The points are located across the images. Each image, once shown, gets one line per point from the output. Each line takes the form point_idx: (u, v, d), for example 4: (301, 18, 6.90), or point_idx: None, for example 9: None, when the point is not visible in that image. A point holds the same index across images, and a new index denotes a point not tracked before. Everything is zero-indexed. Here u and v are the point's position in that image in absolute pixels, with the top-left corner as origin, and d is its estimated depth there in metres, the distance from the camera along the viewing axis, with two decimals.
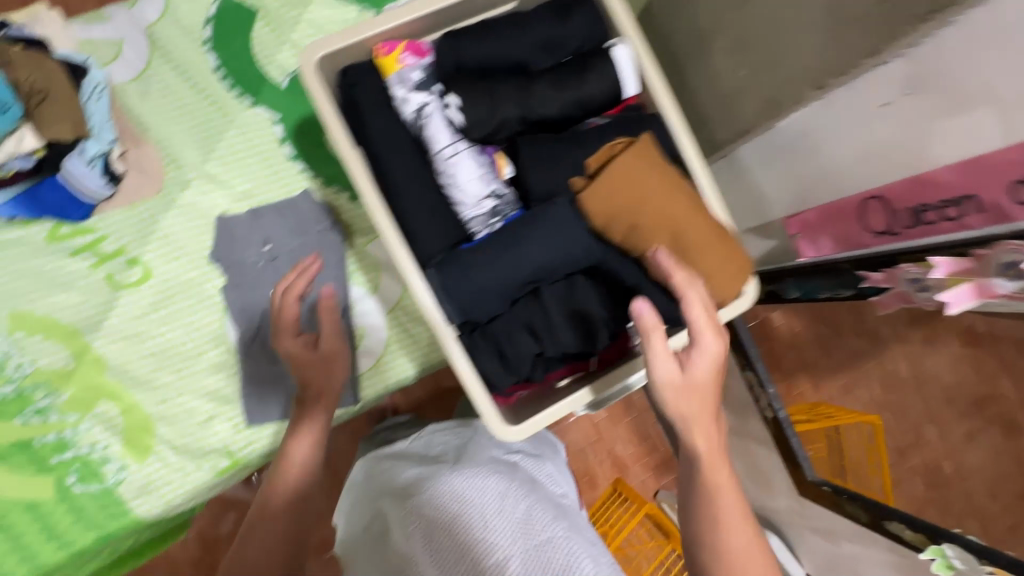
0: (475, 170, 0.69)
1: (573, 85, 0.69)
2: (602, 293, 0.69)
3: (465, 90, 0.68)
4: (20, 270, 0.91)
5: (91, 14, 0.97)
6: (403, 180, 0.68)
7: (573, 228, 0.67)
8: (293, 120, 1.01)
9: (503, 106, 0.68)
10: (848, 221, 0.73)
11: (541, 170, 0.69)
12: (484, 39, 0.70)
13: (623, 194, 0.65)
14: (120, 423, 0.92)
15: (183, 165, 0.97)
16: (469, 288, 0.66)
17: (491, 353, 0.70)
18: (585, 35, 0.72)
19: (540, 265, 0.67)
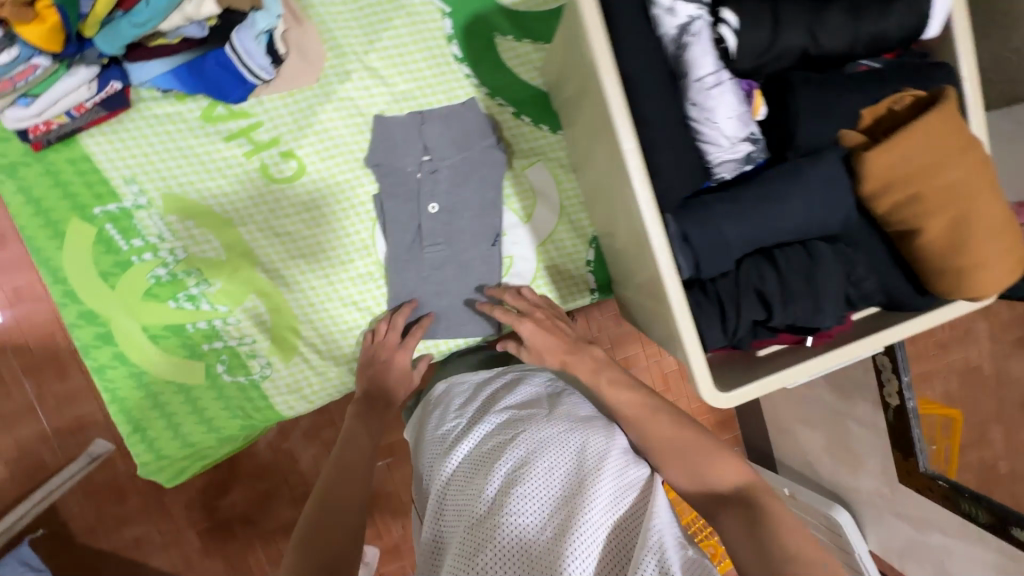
0: (737, 108, 0.59)
1: (875, 17, 0.57)
2: (849, 266, 0.62)
3: (747, 8, 0.57)
4: (175, 149, 0.86)
5: None
6: (652, 108, 0.59)
7: (841, 188, 0.59)
8: (464, 17, 0.90)
9: (787, 34, 0.57)
10: None
11: (809, 115, 0.60)
12: None
13: (916, 159, 0.56)
14: (267, 321, 0.90)
15: (344, 52, 0.87)
16: (709, 241, 0.60)
17: (711, 312, 0.64)
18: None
19: (792, 224, 0.60)
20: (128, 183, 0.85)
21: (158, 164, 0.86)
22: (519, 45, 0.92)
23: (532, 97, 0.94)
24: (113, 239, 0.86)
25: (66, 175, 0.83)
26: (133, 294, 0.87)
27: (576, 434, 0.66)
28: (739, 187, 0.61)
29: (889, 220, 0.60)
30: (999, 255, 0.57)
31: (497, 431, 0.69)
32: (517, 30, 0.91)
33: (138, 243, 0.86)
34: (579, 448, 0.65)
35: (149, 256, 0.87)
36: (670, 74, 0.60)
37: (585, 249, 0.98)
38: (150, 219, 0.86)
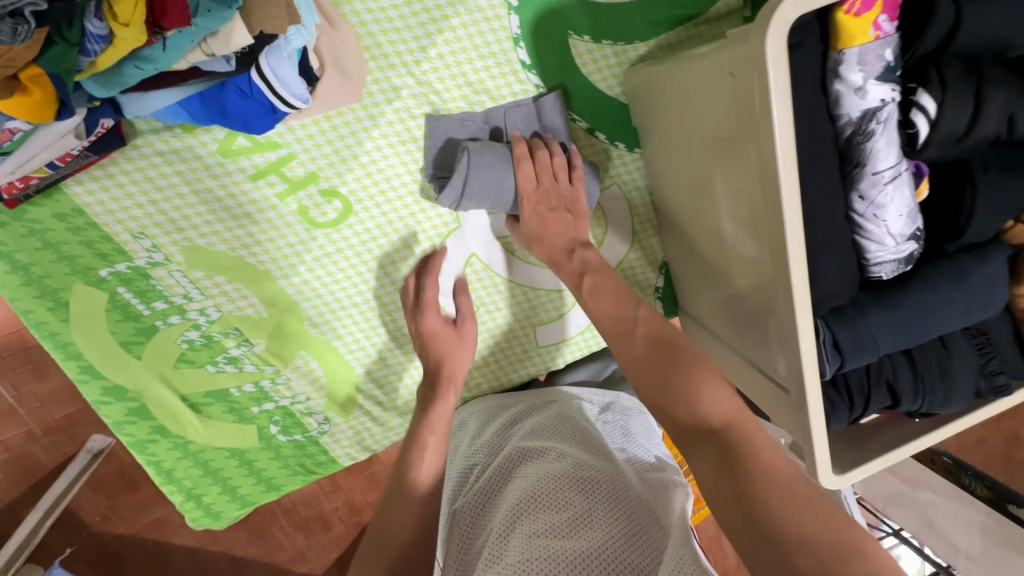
0: (909, 200, 0.52)
1: None
2: (984, 359, 0.61)
3: (951, 91, 0.48)
4: (189, 193, 0.70)
5: None
6: (818, 206, 0.52)
7: (1000, 292, 0.55)
8: (533, 9, 0.72)
9: (986, 123, 0.49)
10: None
11: (983, 212, 0.54)
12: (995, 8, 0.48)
13: None
14: (322, 377, 0.82)
15: (391, 64, 0.70)
16: (859, 348, 0.56)
17: (842, 409, 0.61)
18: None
19: (941, 330, 0.57)
20: (137, 239, 0.70)
21: (169, 211, 0.70)
22: (596, 47, 0.76)
23: (608, 110, 0.81)
24: (130, 303, 0.72)
25: (58, 233, 0.67)
26: (164, 361, 0.75)
27: (599, 465, 0.67)
28: (893, 290, 0.56)
29: None
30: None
31: (525, 459, 0.71)
32: (596, 28, 0.75)
33: (161, 306, 0.73)
34: (599, 474, 0.65)
35: (177, 319, 0.74)
36: (837, 157, 0.52)
37: (654, 276, 0.92)
38: (171, 277, 0.72)
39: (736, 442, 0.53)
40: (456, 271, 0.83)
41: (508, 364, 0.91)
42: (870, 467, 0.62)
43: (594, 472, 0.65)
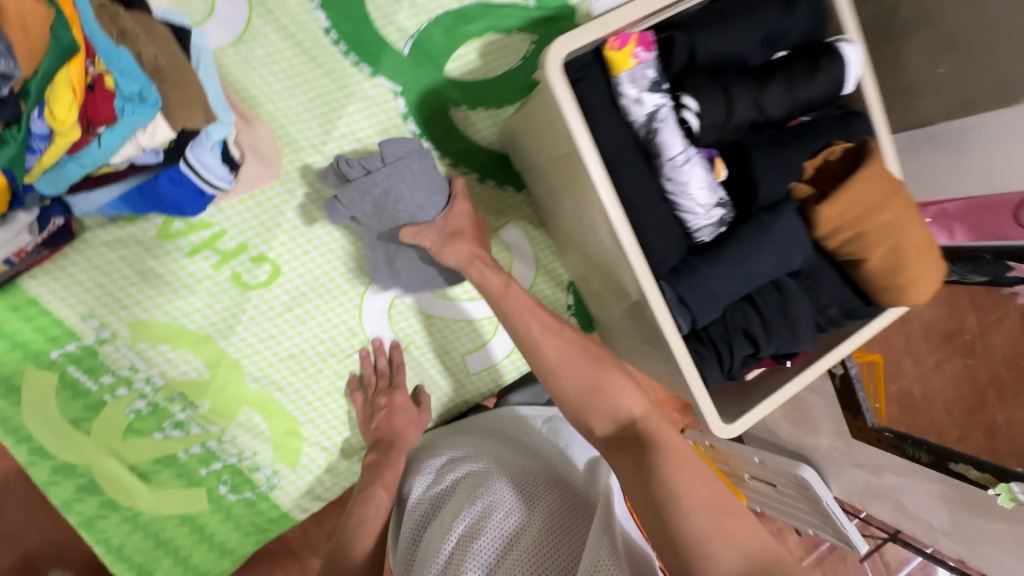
0: (707, 176, 0.66)
1: (806, 86, 0.67)
2: (813, 296, 0.72)
3: (704, 92, 0.64)
4: (132, 273, 0.80)
5: None
6: (629, 189, 0.67)
7: (801, 236, 0.68)
8: (414, 92, 0.91)
9: (739, 111, 0.65)
10: (1001, 216, 0.84)
11: (768, 176, 0.67)
12: (723, 30, 0.64)
13: (860, 204, 0.66)
14: (267, 429, 0.88)
15: (301, 147, 0.86)
16: (697, 300, 0.67)
17: (711, 359, 0.71)
18: (807, 26, 0.69)
19: (765, 275, 0.69)
20: (85, 320, 0.78)
21: (114, 292, 0.80)
22: (473, 114, 0.94)
23: (493, 160, 0.97)
24: (79, 381, 0.79)
25: (12, 324, 0.75)
26: (112, 434, 0.81)
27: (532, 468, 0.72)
28: (716, 248, 0.68)
29: (839, 252, 0.71)
30: (927, 272, 0.71)
31: (471, 471, 0.73)
32: (469, 100, 0.94)
33: (108, 380, 0.80)
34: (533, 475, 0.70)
35: (124, 391, 0.81)
36: (642, 154, 0.67)
37: (564, 295, 1.03)
38: (118, 351, 0.80)
39: (649, 434, 0.63)
40: (382, 314, 0.93)
41: (446, 395, 0.99)
42: (753, 413, 0.71)
43: (530, 473, 0.71)
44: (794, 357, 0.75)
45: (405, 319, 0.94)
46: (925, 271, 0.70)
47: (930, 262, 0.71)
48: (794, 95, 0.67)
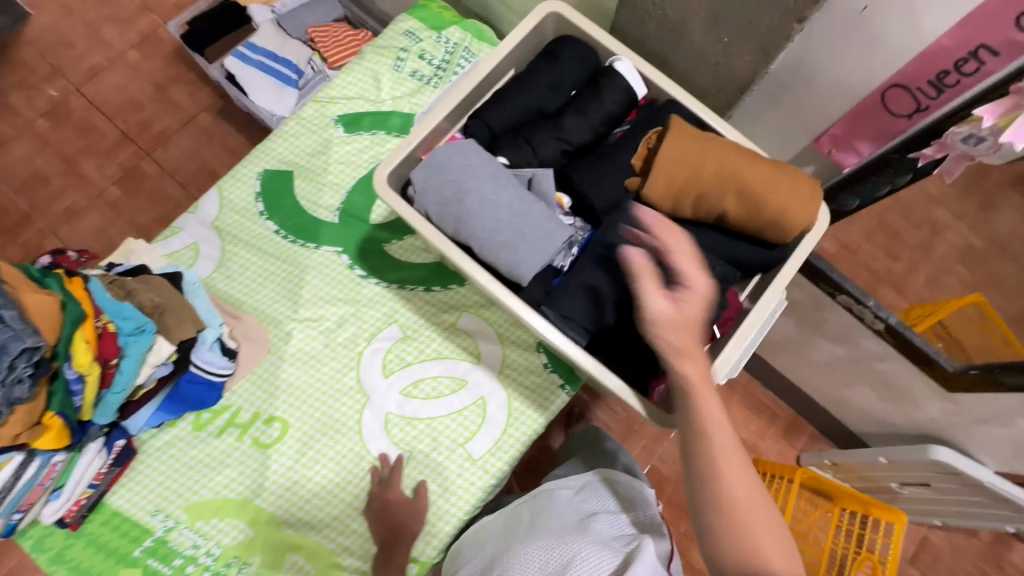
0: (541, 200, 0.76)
1: (596, 107, 0.80)
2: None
3: (508, 147, 0.79)
4: (179, 466, 0.99)
5: (166, 231, 1.11)
6: (479, 242, 0.74)
7: (652, 219, 0.74)
8: (351, 246, 1.12)
9: (544, 150, 0.79)
10: (878, 115, 0.84)
11: (595, 186, 0.77)
12: (509, 103, 0.82)
13: (680, 170, 0.72)
14: (311, 569, 0.97)
15: (280, 321, 1.08)
16: (579, 313, 0.73)
17: None
18: (581, 66, 0.84)
19: (636, 262, 0.74)
20: (154, 515, 0.97)
21: (171, 485, 0.99)
22: (403, 242, 1.13)
23: (431, 270, 1.12)
24: (158, 569, 0.95)
25: (104, 536, 0.96)
26: None
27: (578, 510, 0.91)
28: (581, 261, 0.76)
29: (701, 216, 0.75)
30: (791, 197, 0.72)
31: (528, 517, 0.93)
32: (395, 233, 1.13)
33: (179, 560, 0.96)
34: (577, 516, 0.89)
35: (192, 568, 0.95)
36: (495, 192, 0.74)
37: (537, 356, 1.08)
38: (182, 535, 0.96)
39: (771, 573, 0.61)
40: (381, 431, 1.04)
41: (463, 488, 1.02)
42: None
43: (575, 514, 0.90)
44: (718, 324, 0.75)
45: (403, 429, 1.04)
46: (785, 198, 0.72)
47: (789, 187, 0.72)
48: (589, 118, 0.80)
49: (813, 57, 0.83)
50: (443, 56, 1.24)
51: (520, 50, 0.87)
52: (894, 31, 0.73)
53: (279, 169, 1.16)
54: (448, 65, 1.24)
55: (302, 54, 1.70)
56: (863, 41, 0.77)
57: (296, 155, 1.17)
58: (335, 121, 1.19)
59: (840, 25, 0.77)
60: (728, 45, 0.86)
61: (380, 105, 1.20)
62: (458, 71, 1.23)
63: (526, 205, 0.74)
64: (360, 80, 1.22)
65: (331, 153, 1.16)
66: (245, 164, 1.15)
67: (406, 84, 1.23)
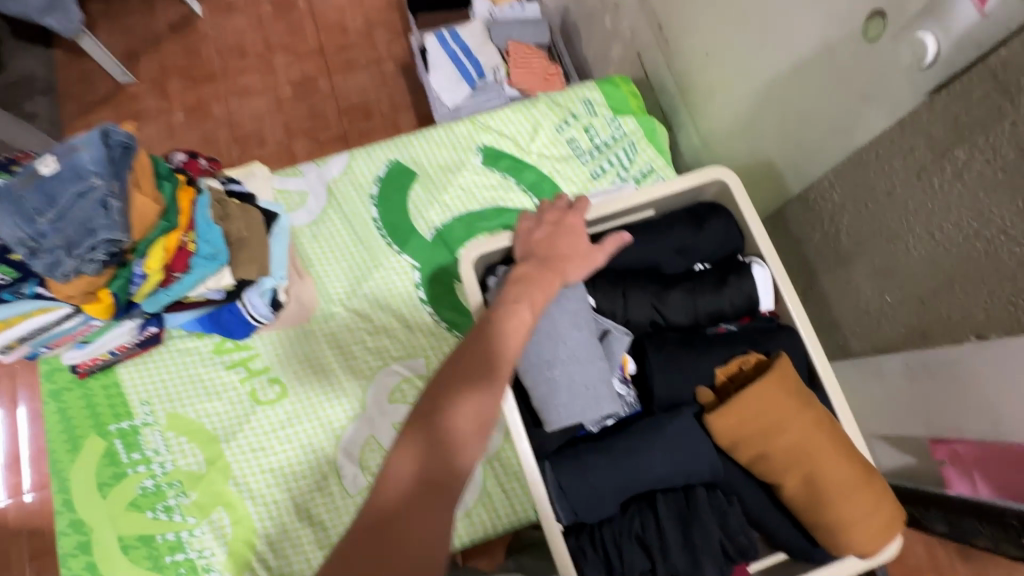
0: (606, 356, 0.71)
1: (711, 296, 0.73)
2: (724, 519, 0.66)
3: (602, 290, 0.74)
4: (184, 375, 1.05)
5: (289, 169, 1.18)
6: (528, 363, 0.68)
7: (700, 445, 0.66)
8: (428, 267, 1.13)
9: (635, 311, 0.74)
10: (1016, 471, 0.70)
11: (664, 374, 0.70)
12: (628, 245, 0.78)
13: (753, 418, 0.63)
14: (229, 533, 0.98)
15: (331, 298, 1.11)
16: (573, 489, 0.67)
17: (600, 562, 0.67)
18: (718, 244, 0.78)
19: (661, 474, 0.67)
20: (142, 404, 1.03)
21: (168, 388, 1.04)
22: None
23: None
24: (117, 451, 1.01)
25: (97, 398, 1.03)
26: (120, 503, 0.99)
27: None
28: (611, 438, 0.70)
29: (752, 471, 0.67)
30: (858, 514, 0.61)
31: None
32: None
33: (136, 455, 1.01)
34: None
35: (142, 468, 1.00)
36: (568, 327, 0.68)
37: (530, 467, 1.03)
38: (152, 435, 1.02)
39: None
40: (356, 448, 1.03)
41: None
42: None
43: None
44: None
45: (374, 461, 1.02)
46: (850, 513, 0.61)
47: (862, 503, 0.62)
48: (697, 303, 0.73)
49: (980, 370, 0.70)
50: (606, 138, 1.22)
51: (670, 196, 0.82)
52: None
53: (408, 167, 1.19)
54: (606, 149, 1.21)
55: (492, 62, 1.75)
56: None
57: (428, 162, 1.20)
58: (478, 149, 1.20)
59: None
60: (888, 305, 0.75)
61: (524, 155, 1.19)
62: (612, 161, 1.20)
63: (589, 356, 0.69)
64: (520, 123, 1.22)
65: (458, 177, 1.17)
66: (383, 148, 1.20)
67: (559, 148, 1.21)
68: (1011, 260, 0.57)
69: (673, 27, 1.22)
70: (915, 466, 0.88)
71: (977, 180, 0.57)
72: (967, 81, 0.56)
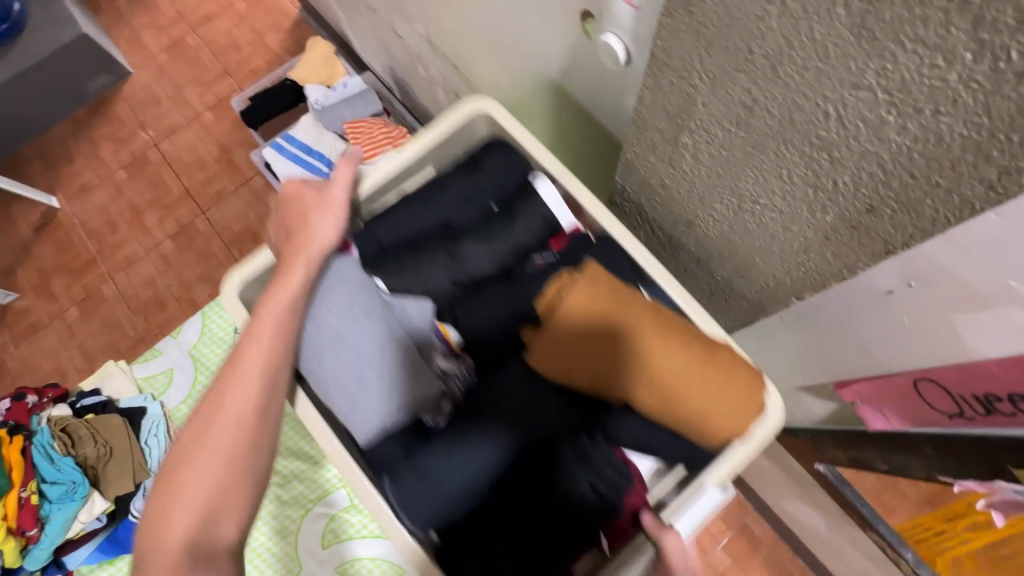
0: (406, 341, 0.75)
1: (502, 237, 0.80)
2: (585, 458, 0.67)
3: (389, 267, 0.79)
4: None
5: (147, 353, 1.12)
6: (328, 376, 0.73)
7: (531, 389, 0.69)
8: None
9: (431, 276, 0.79)
10: (910, 400, 0.65)
11: (480, 323, 0.75)
12: (406, 219, 0.82)
13: (585, 341, 0.63)
14: None
15: None
16: (429, 492, 0.68)
17: (473, 560, 0.68)
18: (498, 183, 0.83)
19: (502, 444, 0.68)
20: None
21: None
22: None
23: None
24: None
25: None
26: None
27: None
28: (464, 419, 0.70)
29: (597, 390, 0.67)
30: (706, 398, 0.64)
31: None
32: None
33: None
34: None
35: None
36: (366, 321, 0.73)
37: None
38: None
39: None
40: None
41: None
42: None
43: None
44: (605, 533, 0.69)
45: None
46: (702, 400, 0.64)
47: (713, 383, 0.64)
48: (493, 246, 0.80)
49: (829, 311, 0.66)
50: None
51: (437, 150, 0.88)
52: (927, 328, 0.57)
53: None
54: None
55: (336, 147, 1.72)
56: (886, 322, 0.61)
57: None
58: None
59: (850, 301, 0.62)
60: (722, 283, 0.73)
61: None
62: None
63: (385, 345, 0.73)
64: None
65: None
66: None
67: None
68: (776, 227, 0.53)
69: (463, 62, 1.19)
70: (835, 412, 0.84)
71: (709, 160, 0.54)
72: (652, 74, 0.52)
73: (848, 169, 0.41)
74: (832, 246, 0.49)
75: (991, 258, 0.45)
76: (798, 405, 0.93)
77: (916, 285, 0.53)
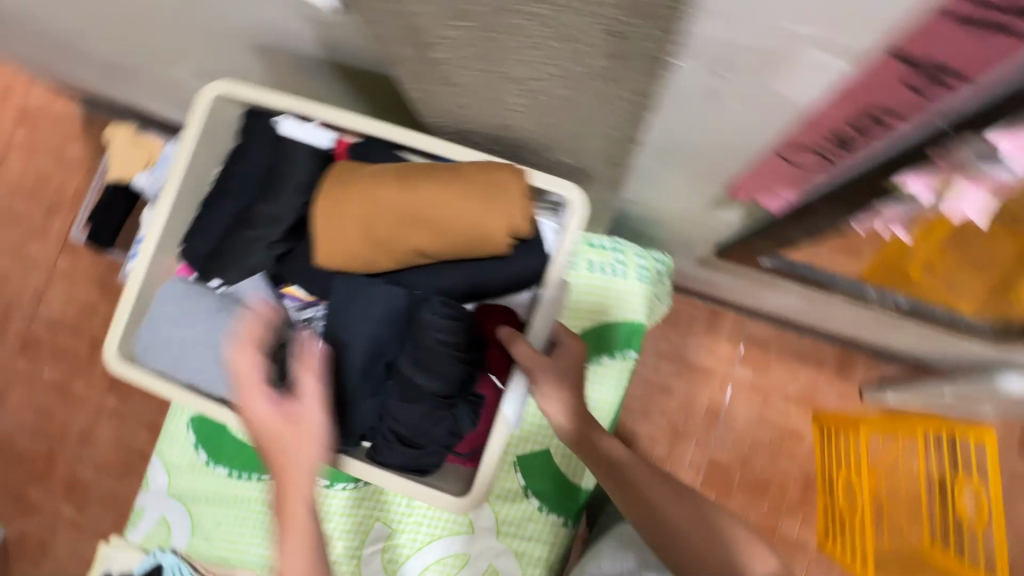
0: (239, 303, 0.83)
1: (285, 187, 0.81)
2: (427, 323, 0.73)
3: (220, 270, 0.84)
4: None
5: (133, 515, 1.09)
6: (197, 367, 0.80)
7: (362, 292, 0.74)
8: None
9: (253, 258, 0.82)
10: (790, 171, 0.65)
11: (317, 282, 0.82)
12: (212, 222, 0.84)
13: (341, 206, 0.75)
14: None
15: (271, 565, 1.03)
16: (324, 413, 0.76)
17: (394, 442, 0.78)
18: (263, 148, 0.82)
19: (359, 348, 0.75)
20: None
21: None
22: None
23: None
24: None
25: None
26: None
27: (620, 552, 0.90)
28: (328, 351, 0.75)
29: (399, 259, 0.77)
30: (468, 209, 0.71)
31: None
32: None
33: None
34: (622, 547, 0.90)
35: None
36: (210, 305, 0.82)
37: (527, 500, 1.01)
38: None
39: None
40: None
41: None
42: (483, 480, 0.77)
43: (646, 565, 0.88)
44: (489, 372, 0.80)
45: None
46: (455, 208, 0.71)
47: (470, 202, 0.71)
48: (283, 198, 0.81)
49: (681, 132, 0.65)
50: None
51: (212, 149, 0.85)
52: (758, 107, 0.55)
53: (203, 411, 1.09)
54: None
55: None
56: (728, 119, 0.59)
57: None
58: None
59: (689, 113, 0.61)
60: (574, 161, 0.70)
61: None
62: None
63: (230, 323, 0.80)
64: None
65: None
66: (172, 420, 1.10)
67: None
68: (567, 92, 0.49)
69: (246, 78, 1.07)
70: (746, 211, 0.85)
71: (469, 65, 0.49)
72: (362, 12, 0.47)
73: (579, 7, 0.38)
74: (620, 85, 0.46)
75: (760, 18, 0.42)
76: (718, 220, 0.93)
77: (727, 75, 0.51)
